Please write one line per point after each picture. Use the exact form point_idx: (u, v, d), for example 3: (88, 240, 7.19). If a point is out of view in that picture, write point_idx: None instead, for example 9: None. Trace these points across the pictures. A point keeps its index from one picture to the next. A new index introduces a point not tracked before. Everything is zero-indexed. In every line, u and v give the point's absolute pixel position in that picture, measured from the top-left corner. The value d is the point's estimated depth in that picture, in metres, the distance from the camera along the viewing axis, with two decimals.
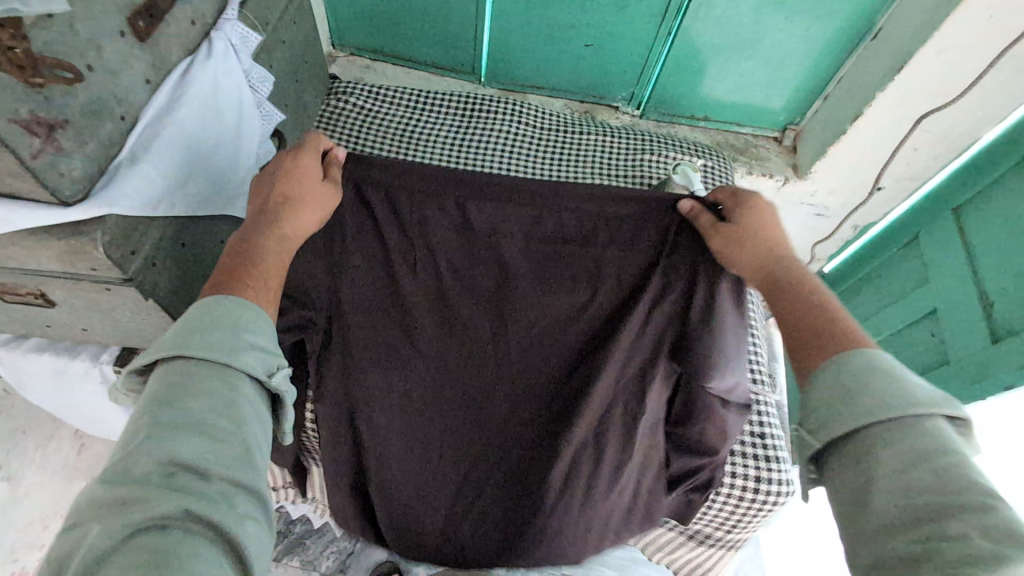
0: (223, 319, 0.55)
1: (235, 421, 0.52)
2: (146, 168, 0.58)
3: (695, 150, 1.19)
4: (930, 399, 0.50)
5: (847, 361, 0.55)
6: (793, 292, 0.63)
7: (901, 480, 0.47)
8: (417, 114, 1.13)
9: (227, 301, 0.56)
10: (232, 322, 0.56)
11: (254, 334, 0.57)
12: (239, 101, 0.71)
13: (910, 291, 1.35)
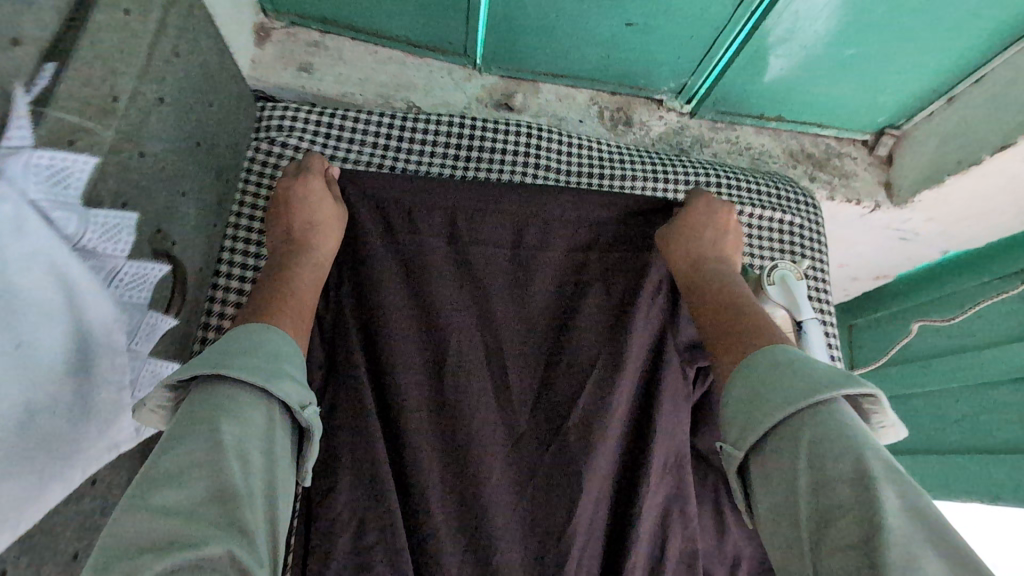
0: (258, 349, 0.47)
1: (263, 457, 0.43)
2: None
3: (784, 198, 0.85)
4: (838, 382, 0.45)
5: (751, 361, 0.51)
6: (719, 293, 0.62)
7: (814, 487, 0.42)
8: (394, 159, 0.78)
9: (265, 325, 0.50)
10: (266, 350, 0.48)
11: (289, 359, 0.49)
12: (59, 302, 0.39)
13: (1002, 342, 1.13)
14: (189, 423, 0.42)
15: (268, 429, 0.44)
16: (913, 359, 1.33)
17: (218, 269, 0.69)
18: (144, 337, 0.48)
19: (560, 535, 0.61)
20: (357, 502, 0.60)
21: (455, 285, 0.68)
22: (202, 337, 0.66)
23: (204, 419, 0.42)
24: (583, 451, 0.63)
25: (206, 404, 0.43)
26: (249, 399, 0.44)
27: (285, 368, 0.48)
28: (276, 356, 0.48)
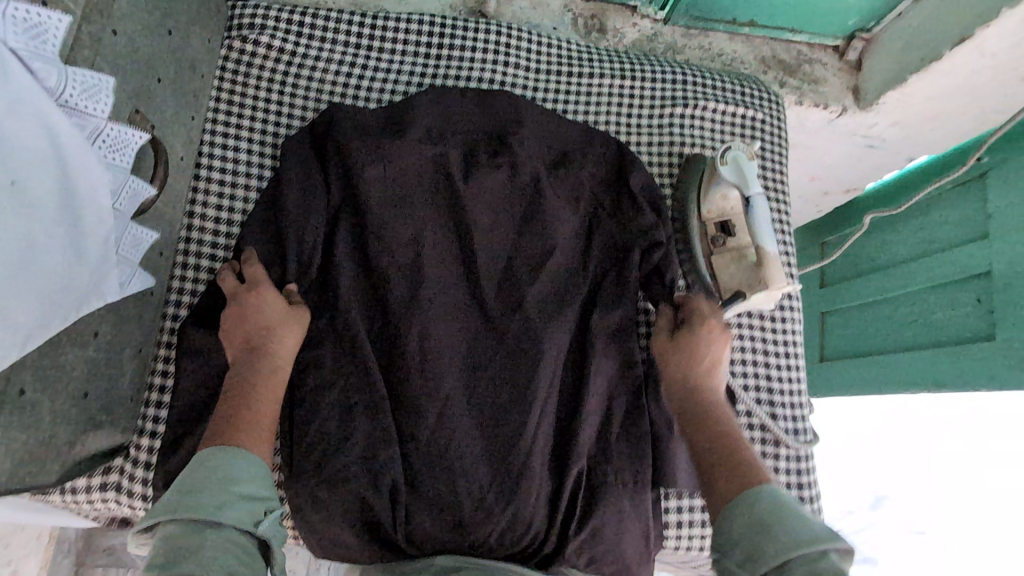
0: (215, 474, 0.50)
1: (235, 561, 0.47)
2: None
3: (748, 94, 0.87)
4: (823, 534, 0.48)
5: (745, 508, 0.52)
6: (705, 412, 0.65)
7: None
8: (364, 57, 0.79)
9: (221, 449, 0.53)
10: (222, 478, 0.50)
11: (245, 477, 0.52)
12: (50, 148, 0.43)
13: (960, 244, 1.18)
14: (168, 554, 0.45)
15: (236, 546, 0.48)
16: (878, 269, 1.40)
17: (200, 161, 0.72)
18: (127, 199, 0.52)
19: (524, 396, 0.67)
20: (346, 367, 0.67)
21: (420, 159, 0.73)
22: (189, 224, 0.70)
23: (182, 546, 0.45)
24: (539, 312, 0.70)
25: (175, 539, 0.46)
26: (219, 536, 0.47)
27: (239, 490, 0.51)
28: (230, 479, 0.50)
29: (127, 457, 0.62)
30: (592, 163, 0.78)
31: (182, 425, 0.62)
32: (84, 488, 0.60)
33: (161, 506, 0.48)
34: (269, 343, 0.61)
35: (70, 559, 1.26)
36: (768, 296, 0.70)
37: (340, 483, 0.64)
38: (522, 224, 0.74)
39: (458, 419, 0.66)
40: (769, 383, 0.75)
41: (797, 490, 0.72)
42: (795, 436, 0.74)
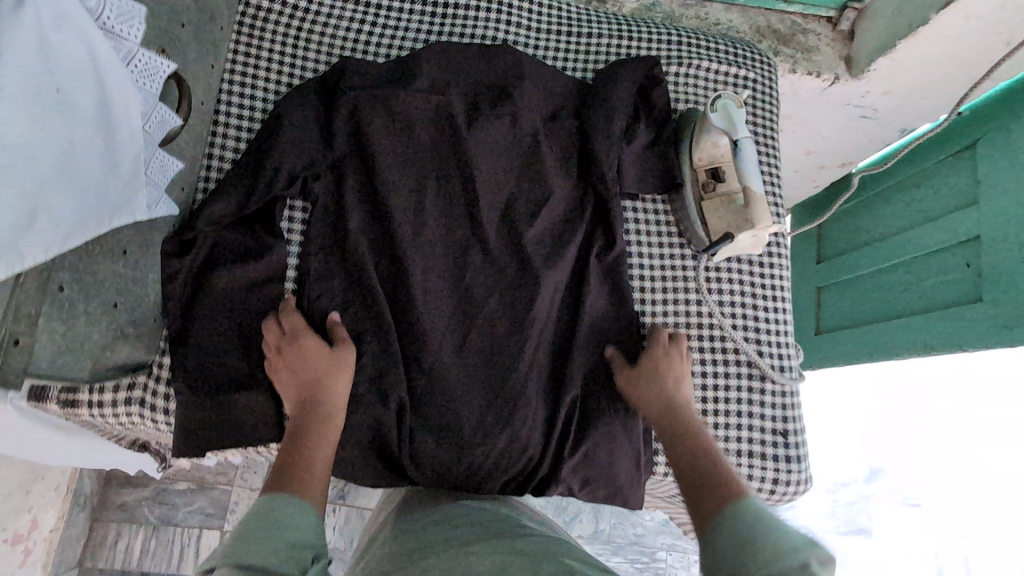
0: (269, 520, 0.50)
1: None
2: None
3: (741, 55, 0.90)
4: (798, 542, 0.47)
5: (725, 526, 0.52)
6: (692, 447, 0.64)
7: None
8: (371, 14, 0.83)
9: (276, 496, 0.53)
10: (274, 520, 0.50)
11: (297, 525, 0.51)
12: (90, 63, 0.47)
13: (950, 211, 1.21)
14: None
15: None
16: (871, 243, 1.42)
17: (219, 109, 0.76)
18: (156, 125, 0.56)
19: (520, 326, 0.71)
20: (354, 300, 0.71)
21: (424, 105, 0.77)
22: (209, 166, 0.74)
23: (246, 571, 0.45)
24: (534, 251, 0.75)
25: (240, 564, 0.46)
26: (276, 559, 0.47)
27: (291, 534, 0.50)
28: (283, 522, 0.50)
29: (149, 376, 0.66)
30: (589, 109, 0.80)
31: (201, 348, 0.67)
32: (110, 402, 0.65)
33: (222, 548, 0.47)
34: (324, 405, 0.63)
35: (85, 514, 1.30)
36: (755, 236, 0.74)
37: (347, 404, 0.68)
38: (521, 171, 0.78)
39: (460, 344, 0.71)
40: (756, 325, 0.78)
41: (781, 425, 0.76)
42: (781, 374, 0.77)
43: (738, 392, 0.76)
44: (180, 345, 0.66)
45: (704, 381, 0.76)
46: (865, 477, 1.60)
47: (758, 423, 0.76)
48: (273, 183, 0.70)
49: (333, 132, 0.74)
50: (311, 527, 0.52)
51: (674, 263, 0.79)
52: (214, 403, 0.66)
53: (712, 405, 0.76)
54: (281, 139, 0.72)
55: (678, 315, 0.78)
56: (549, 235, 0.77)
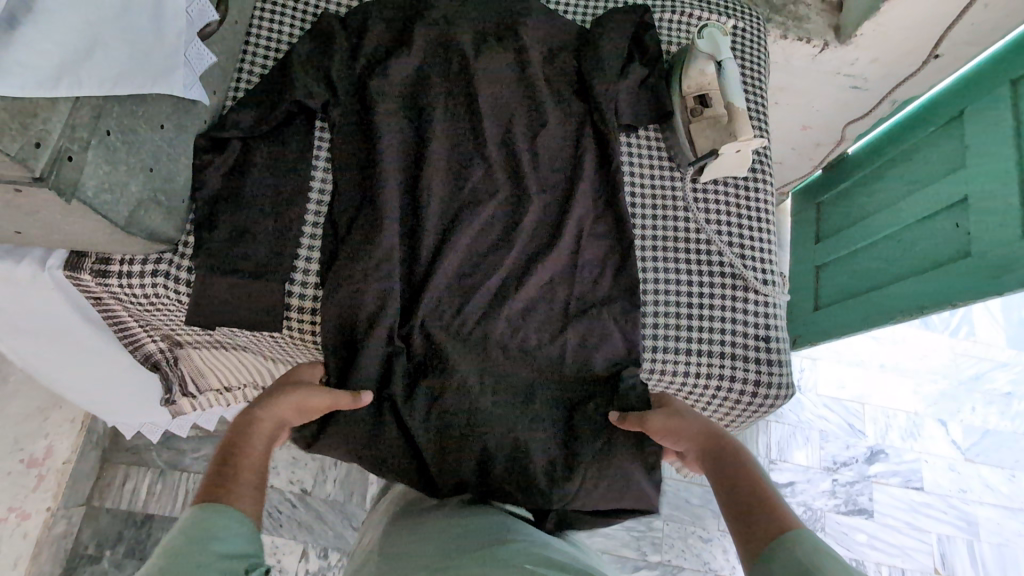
0: (211, 531, 0.49)
1: None
2: (33, 32, 0.44)
3: (735, 7, 0.95)
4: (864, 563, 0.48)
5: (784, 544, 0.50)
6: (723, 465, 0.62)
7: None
8: None
9: (219, 508, 0.51)
10: (210, 529, 0.49)
11: (234, 538, 0.50)
12: None
13: (942, 177, 1.25)
14: None
15: None
16: (868, 216, 1.46)
17: (250, 31, 0.83)
18: (196, 14, 0.64)
19: (517, 226, 0.77)
20: (361, 197, 0.74)
21: (431, 22, 0.79)
22: (238, 79, 0.81)
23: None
24: (534, 161, 0.79)
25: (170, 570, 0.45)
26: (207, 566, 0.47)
27: (222, 545, 0.49)
28: (215, 535, 0.49)
29: (174, 255, 0.71)
30: (590, 34, 0.83)
31: (229, 233, 0.71)
32: (139, 274, 0.70)
33: (159, 554, 0.47)
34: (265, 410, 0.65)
35: (97, 453, 1.34)
36: (738, 150, 0.78)
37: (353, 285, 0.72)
38: (525, 95, 0.80)
39: (463, 243, 0.75)
40: (740, 240, 0.82)
41: (762, 331, 0.78)
42: (763, 284, 0.80)
43: (723, 301, 0.79)
44: (201, 226, 0.71)
45: (688, 288, 0.79)
46: (865, 456, 1.60)
47: (741, 330, 0.78)
48: (288, 87, 0.75)
49: (344, 43, 0.77)
50: (253, 535, 0.52)
51: (663, 180, 0.83)
52: (232, 285, 0.70)
53: (698, 312, 0.78)
54: (297, 54, 0.76)
55: (669, 229, 0.81)
56: (547, 150, 0.80)
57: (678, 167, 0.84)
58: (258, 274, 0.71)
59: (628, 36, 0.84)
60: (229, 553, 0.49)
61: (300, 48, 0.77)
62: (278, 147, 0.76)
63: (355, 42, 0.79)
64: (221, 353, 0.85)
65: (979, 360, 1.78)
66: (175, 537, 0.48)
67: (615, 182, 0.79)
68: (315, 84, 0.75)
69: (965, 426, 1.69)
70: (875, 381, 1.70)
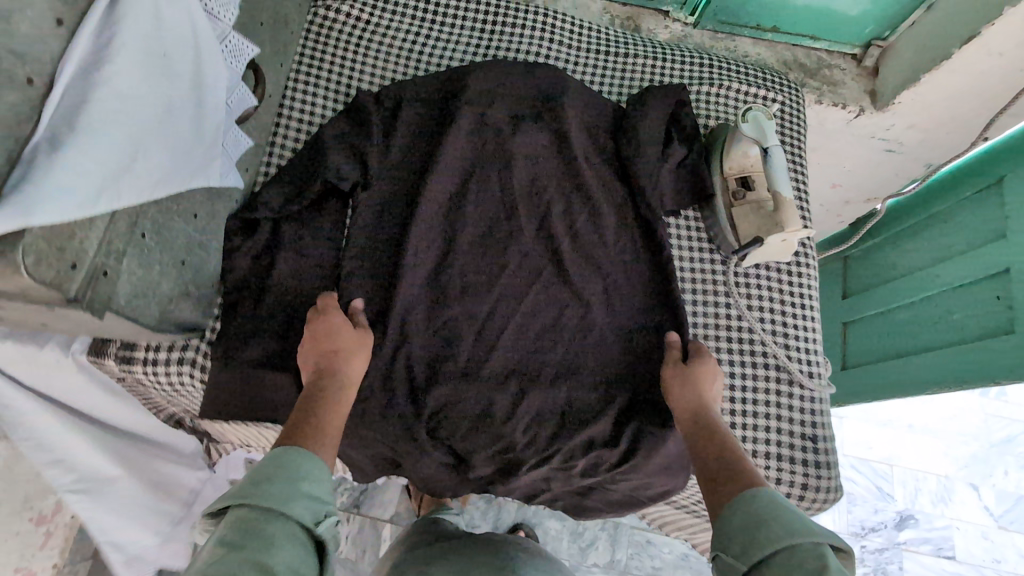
0: (285, 470, 0.49)
1: (289, 543, 0.44)
2: (76, 153, 0.43)
3: (773, 82, 0.94)
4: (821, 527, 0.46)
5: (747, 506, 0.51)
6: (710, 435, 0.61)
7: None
8: (426, 27, 0.90)
9: (295, 450, 0.51)
10: (291, 470, 0.49)
11: (311, 483, 0.50)
12: (193, 39, 0.53)
13: (981, 244, 1.21)
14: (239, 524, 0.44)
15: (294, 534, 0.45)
16: (898, 276, 1.42)
17: (283, 102, 0.82)
18: (235, 101, 0.62)
19: (556, 313, 0.74)
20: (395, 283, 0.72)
21: (468, 100, 0.77)
22: (270, 152, 0.80)
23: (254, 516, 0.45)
24: (572, 242, 0.76)
25: (245, 517, 0.45)
26: (284, 493, 0.47)
27: (305, 489, 0.49)
28: (298, 477, 0.49)
29: (202, 340, 0.69)
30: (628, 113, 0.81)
31: (257, 320, 0.69)
32: (164, 361, 0.68)
33: (234, 491, 0.47)
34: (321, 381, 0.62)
35: None
36: (784, 240, 0.76)
37: (384, 374, 0.70)
38: (563, 176, 0.78)
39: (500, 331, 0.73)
40: (785, 329, 0.79)
41: (808, 429, 0.75)
42: (808, 378, 0.77)
43: (767, 397, 0.76)
44: (230, 312, 0.69)
45: (731, 380, 0.76)
46: (894, 522, 1.54)
47: (786, 428, 0.75)
48: (321, 165, 0.72)
49: (378, 121, 0.76)
50: (328, 483, 0.51)
51: (704, 264, 0.81)
52: (247, 375, 0.67)
53: (741, 407, 0.75)
54: (331, 132, 0.75)
55: (711, 316, 0.79)
56: (584, 233, 0.77)
57: (720, 250, 0.82)
58: (278, 365, 0.67)
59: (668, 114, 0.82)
60: (307, 495, 0.48)
61: (334, 128, 0.75)
62: (309, 227, 0.73)
63: (389, 120, 0.77)
64: (238, 427, 0.80)
65: (1010, 421, 1.72)
66: (251, 475, 0.48)
67: (655, 268, 0.76)
68: (349, 164, 0.73)
69: (998, 492, 1.63)
70: (903, 442, 1.64)
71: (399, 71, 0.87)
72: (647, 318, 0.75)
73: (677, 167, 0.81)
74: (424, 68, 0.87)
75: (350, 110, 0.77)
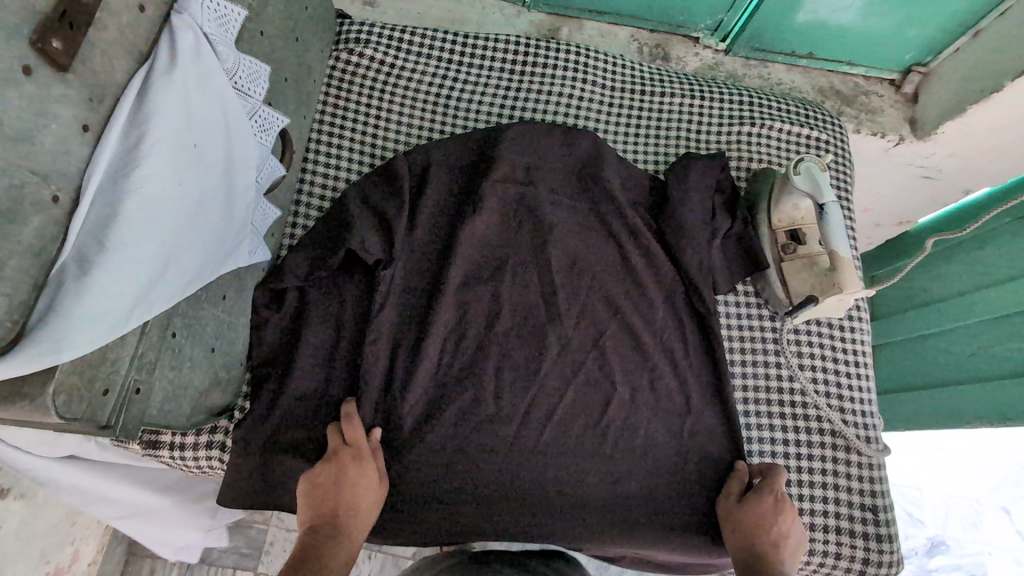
0: None
1: None
2: (106, 274, 0.39)
3: (815, 120, 0.90)
4: None
5: None
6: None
7: None
8: (454, 70, 0.85)
9: None
10: None
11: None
12: (222, 122, 0.50)
13: (1023, 275, 1.17)
14: None
15: None
16: (931, 302, 1.38)
17: (308, 157, 0.78)
18: (265, 176, 0.58)
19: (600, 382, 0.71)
20: (433, 355, 0.69)
21: (501, 164, 0.76)
22: (296, 211, 0.76)
23: None
24: (612, 307, 0.74)
25: None
26: None
27: None
28: None
29: (230, 420, 0.65)
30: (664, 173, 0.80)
31: (287, 400, 0.65)
32: (192, 445, 0.64)
33: None
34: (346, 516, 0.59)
35: (121, 548, 1.28)
36: (841, 300, 0.72)
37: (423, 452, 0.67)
38: (601, 241, 0.77)
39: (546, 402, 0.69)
40: (838, 391, 0.75)
41: (868, 499, 0.71)
42: (866, 444, 0.73)
43: (823, 465, 0.72)
44: (260, 390, 0.65)
45: (784, 447, 0.73)
46: (925, 549, 1.54)
47: (845, 498, 0.71)
48: (352, 232, 0.69)
49: (411, 188, 0.75)
50: None
51: (752, 321, 0.77)
52: (274, 462, 0.63)
53: (797, 476, 0.72)
54: (361, 199, 0.73)
55: (761, 377, 0.75)
56: (623, 299, 0.75)
57: (770, 307, 0.78)
58: (309, 449, 0.64)
59: (708, 168, 0.80)
60: None
61: (364, 194, 0.73)
62: (338, 296, 0.70)
63: (419, 185, 0.76)
64: None
65: None
66: None
67: (696, 335, 0.74)
68: (382, 231, 0.71)
69: None
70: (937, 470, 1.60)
71: (427, 118, 0.83)
72: (693, 384, 0.72)
73: (724, 219, 0.77)
74: (453, 114, 0.83)
75: (380, 174, 0.75)
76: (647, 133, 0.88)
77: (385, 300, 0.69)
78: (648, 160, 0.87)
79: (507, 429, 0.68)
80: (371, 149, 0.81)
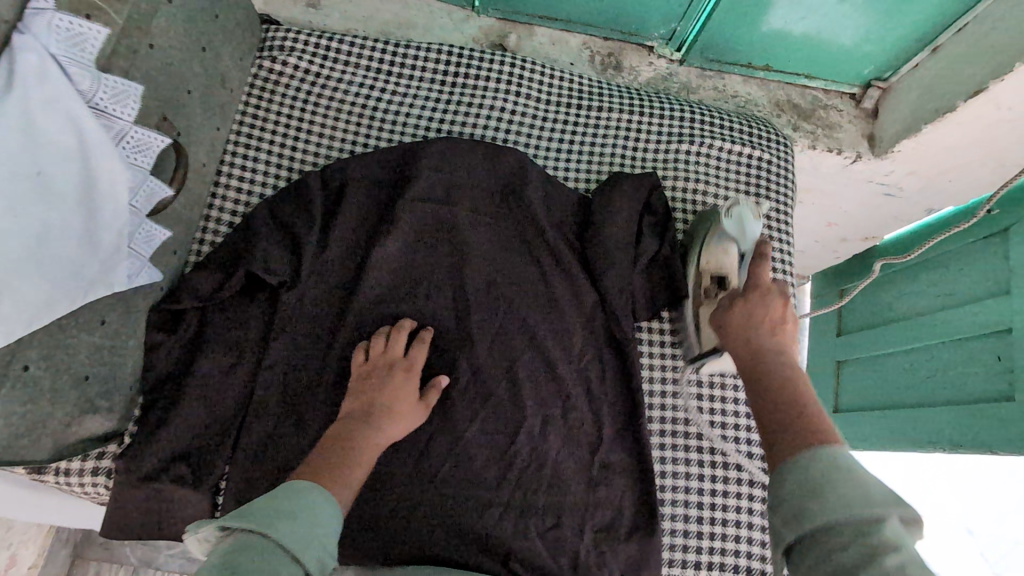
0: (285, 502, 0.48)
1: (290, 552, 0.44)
2: None
3: (759, 138, 0.87)
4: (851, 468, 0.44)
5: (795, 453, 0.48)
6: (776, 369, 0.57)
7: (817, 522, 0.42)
8: (381, 80, 0.82)
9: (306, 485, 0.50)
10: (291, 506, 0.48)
11: (326, 522, 0.48)
12: (78, 146, 0.47)
13: (983, 297, 1.14)
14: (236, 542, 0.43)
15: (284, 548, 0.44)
16: (894, 320, 1.36)
17: (221, 171, 0.76)
18: (144, 198, 0.56)
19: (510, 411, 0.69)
20: (337, 381, 0.67)
21: (419, 182, 0.73)
22: (205, 227, 0.74)
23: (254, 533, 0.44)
24: (527, 333, 0.72)
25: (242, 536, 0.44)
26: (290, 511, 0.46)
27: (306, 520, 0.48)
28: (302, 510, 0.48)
29: (120, 445, 0.63)
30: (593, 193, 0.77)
31: (178, 427, 0.63)
32: (77, 470, 0.62)
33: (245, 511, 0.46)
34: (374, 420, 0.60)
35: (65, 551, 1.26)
36: None
37: None
38: (520, 262, 0.74)
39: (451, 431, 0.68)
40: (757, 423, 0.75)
41: None
42: None
43: (738, 498, 0.72)
44: (150, 415, 0.64)
45: (700, 480, 0.72)
46: None
47: (756, 530, 0.72)
48: (255, 254, 0.67)
49: (324, 205, 0.72)
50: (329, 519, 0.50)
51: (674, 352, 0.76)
52: (159, 490, 0.62)
53: (711, 509, 0.72)
54: (270, 217, 0.71)
55: (680, 409, 0.74)
56: (539, 325, 0.72)
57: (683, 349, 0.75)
58: (200, 476, 0.63)
59: (636, 190, 0.77)
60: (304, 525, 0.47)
61: (272, 212, 0.71)
62: (240, 319, 0.68)
63: (334, 202, 0.73)
64: None
65: None
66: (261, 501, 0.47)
67: (613, 363, 0.72)
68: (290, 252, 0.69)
69: None
70: None
71: (349, 131, 0.80)
72: (605, 415, 0.71)
73: (646, 245, 0.75)
74: (376, 127, 0.81)
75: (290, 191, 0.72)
76: (580, 150, 0.85)
77: (289, 324, 0.68)
78: (582, 176, 0.84)
79: (410, 459, 0.67)
80: (288, 162, 0.78)
